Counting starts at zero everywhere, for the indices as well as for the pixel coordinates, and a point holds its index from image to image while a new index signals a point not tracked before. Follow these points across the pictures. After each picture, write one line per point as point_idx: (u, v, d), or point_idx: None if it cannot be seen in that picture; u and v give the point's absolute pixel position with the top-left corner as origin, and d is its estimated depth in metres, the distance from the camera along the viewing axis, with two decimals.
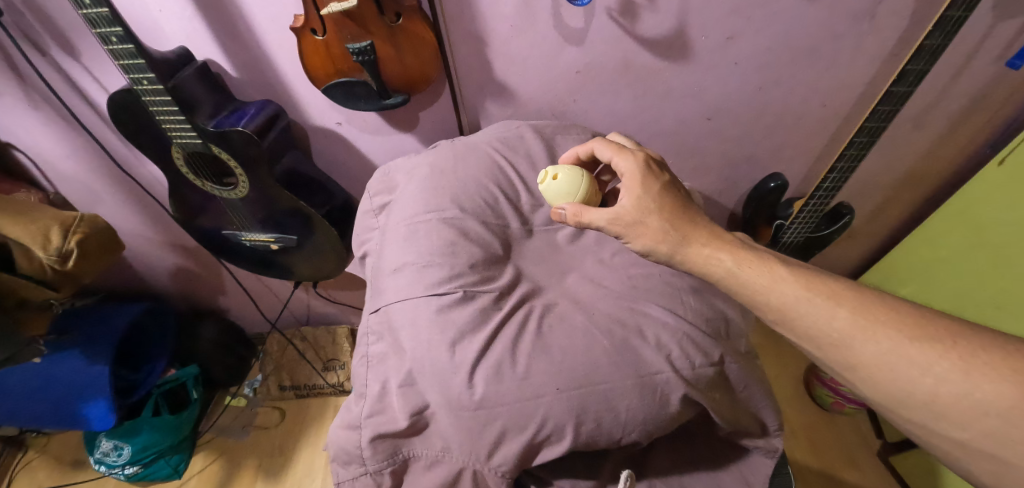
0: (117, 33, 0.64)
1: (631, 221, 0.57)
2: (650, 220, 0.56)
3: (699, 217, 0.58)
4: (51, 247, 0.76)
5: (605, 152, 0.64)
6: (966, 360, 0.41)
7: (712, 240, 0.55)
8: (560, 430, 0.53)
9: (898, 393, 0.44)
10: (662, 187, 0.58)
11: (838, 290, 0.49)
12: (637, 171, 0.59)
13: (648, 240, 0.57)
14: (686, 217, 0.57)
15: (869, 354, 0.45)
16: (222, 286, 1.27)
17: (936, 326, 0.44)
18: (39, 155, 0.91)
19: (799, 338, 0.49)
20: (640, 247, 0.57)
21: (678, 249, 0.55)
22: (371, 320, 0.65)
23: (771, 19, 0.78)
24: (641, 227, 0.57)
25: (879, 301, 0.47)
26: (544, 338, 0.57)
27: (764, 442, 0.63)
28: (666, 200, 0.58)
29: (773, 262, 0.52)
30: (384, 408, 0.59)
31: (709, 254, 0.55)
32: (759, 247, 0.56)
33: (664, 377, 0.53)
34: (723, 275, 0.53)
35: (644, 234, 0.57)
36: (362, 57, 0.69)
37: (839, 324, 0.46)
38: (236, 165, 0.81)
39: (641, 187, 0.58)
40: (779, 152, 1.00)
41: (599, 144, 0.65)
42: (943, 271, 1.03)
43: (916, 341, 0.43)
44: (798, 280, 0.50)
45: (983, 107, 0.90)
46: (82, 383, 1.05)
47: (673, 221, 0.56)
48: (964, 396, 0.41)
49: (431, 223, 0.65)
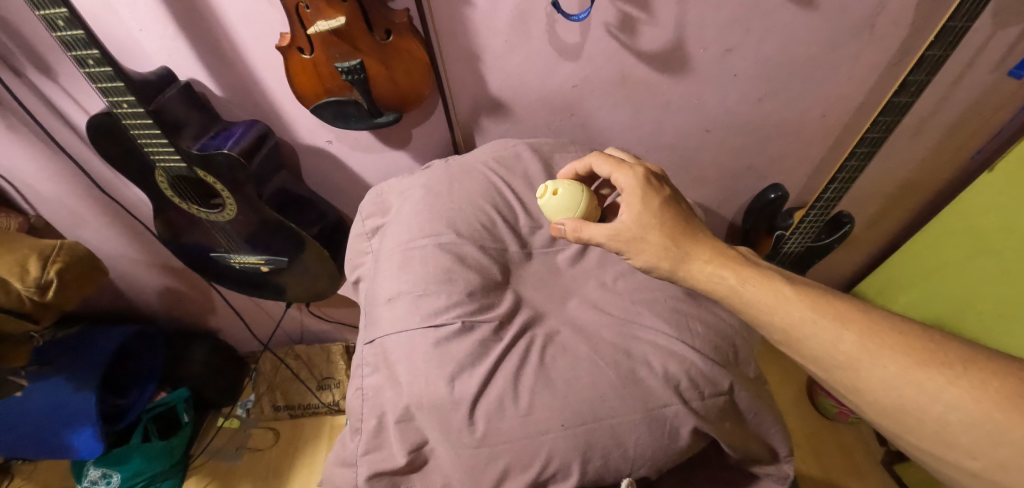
0: (94, 55, 0.61)
1: (631, 238, 0.55)
2: (651, 237, 0.54)
3: (702, 232, 0.55)
4: (29, 278, 0.73)
5: (604, 167, 0.61)
6: (977, 387, 0.39)
7: (715, 257, 0.53)
8: (566, 468, 0.51)
9: (906, 419, 0.41)
10: (663, 202, 0.56)
11: (845, 311, 0.46)
12: (637, 186, 0.57)
13: (650, 257, 0.54)
14: (688, 233, 0.55)
15: (876, 378, 0.43)
16: (212, 306, 1.24)
17: (946, 350, 0.42)
18: (17, 178, 0.87)
19: (807, 363, 0.47)
20: (642, 265, 0.55)
21: (680, 267, 0.53)
22: (365, 350, 0.62)
23: (771, 30, 0.76)
24: (641, 245, 0.55)
25: (888, 322, 0.45)
26: (546, 370, 0.54)
27: (775, 468, 0.61)
28: (668, 215, 0.55)
29: (778, 280, 0.50)
30: (381, 444, 0.57)
31: (712, 272, 0.52)
32: (763, 264, 0.54)
33: (673, 410, 0.52)
34: (727, 294, 0.51)
35: (645, 250, 0.54)
36: (351, 76, 0.66)
37: (846, 347, 0.44)
38: (223, 188, 0.79)
39: (641, 203, 0.55)
40: (779, 162, 0.99)
41: (596, 159, 0.61)
42: (944, 279, 1.02)
43: (925, 365, 0.41)
44: (803, 299, 0.48)
45: (984, 114, 0.89)
46: (65, 413, 1.00)
47: (674, 237, 0.54)
48: (975, 425, 0.38)
49: (426, 249, 0.62)
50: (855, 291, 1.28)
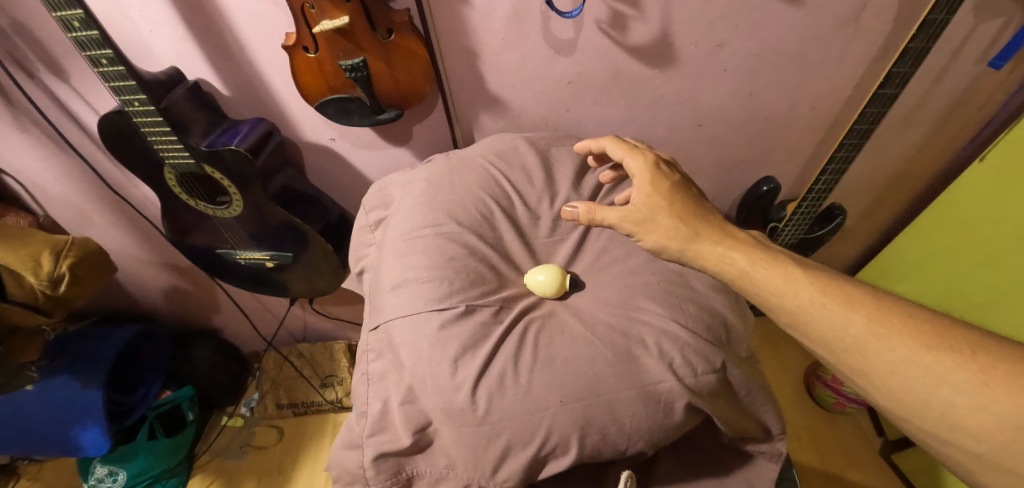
0: (108, 55, 0.64)
1: (641, 219, 0.56)
2: (661, 217, 0.55)
3: (712, 215, 0.55)
4: (42, 272, 0.75)
5: (617, 152, 0.64)
6: (987, 371, 0.38)
7: (724, 238, 0.52)
8: (565, 443, 0.53)
9: (911, 401, 0.40)
10: (673, 185, 0.58)
11: (856, 293, 0.44)
12: (647, 170, 0.59)
13: (659, 237, 0.55)
14: (698, 214, 0.55)
15: (882, 361, 0.41)
16: (216, 305, 1.26)
17: (956, 334, 0.40)
18: (29, 178, 0.90)
19: (813, 345, 0.46)
20: (651, 245, 0.56)
21: (688, 246, 0.53)
22: (371, 337, 0.65)
23: (759, 26, 0.79)
24: (651, 225, 0.56)
25: (897, 305, 0.43)
26: (545, 350, 0.56)
27: (769, 447, 0.63)
28: (678, 198, 0.56)
29: (787, 261, 0.48)
30: (386, 426, 0.60)
31: (721, 253, 0.52)
32: (774, 247, 0.52)
33: (667, 386, 0.54)
34: (736, 275, 0.49)
35: (654, 230, 0.55)
36: (356, 73, 0.68)
37: (855, 329, 0.43)
38: (230, 184, 0.81)
39: (650, 186, 0.57)
40: (770, 156, 1.02)
41: (610, 143, 0.65)
42: (936, 269, 1.05)
43: (934, 350, 0.40)
44: (814, 282, 0.46)
45: (968, 105, 0.91)
46: (75, 408, 1.02)
47: (683, 217, 0.55)
48: (981, 407, 0.37)
49: (428, 238, 0.65)
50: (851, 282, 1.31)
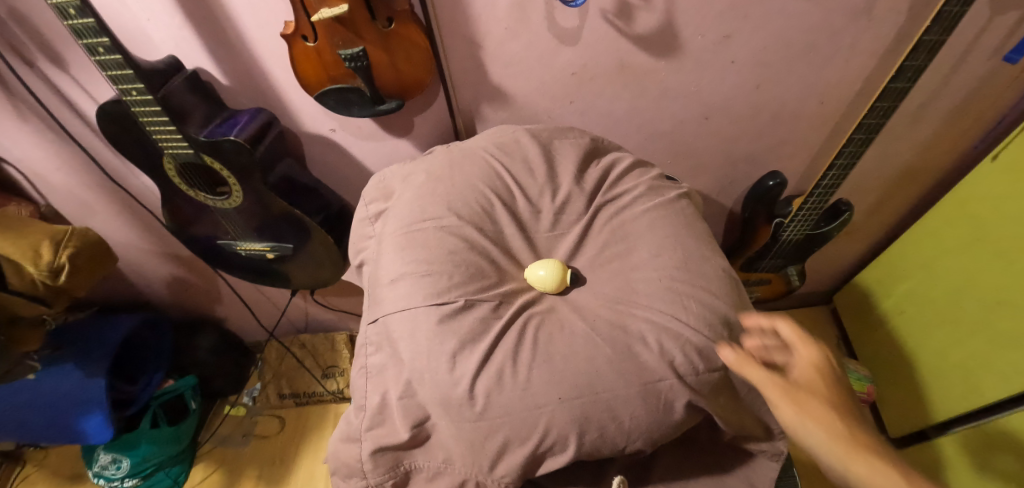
0: (104, 43, 0.62)
1: (799, 395, 0.48)
2: (822, 407, 0.47)
3: (880, 440, 0.47)
4: (42, 262, 0.75)
5: (785, 327, 0.55)
6: None
7: (891, 460, 0.44)
8: (563, 440, 0.52)
9: None
10: (843, 392, 0.50)
11: None
12: (821, 360, 0.51)
13: (814, 424, 0.47)
14: (862, 428, 0.47)
15: None
16: (218, 295, 1.26)
17: None
18: (29, 168, 0.89)
19: None
20: (795, 427, 0.47)
21: (846, 452, 0.45)
22: (369, 331, 0.64)
23: (769, 17, 0.77)
24: (806, 405, 0.48)
25: None
26: (545, 347, 0.56)
27: (770, 445, 0.62)
28: (846, 406, 0.48)
29: None
30: (384, 420, 0.59)
31: (886, 471, 0.43)
32: None
33: (668, 384, 0.53)
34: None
35: (809, 412, 0.47)
36: (355, 63, 0.67)
37: None
38: (229, 175, 0.80)
39: (818, 376, 0.50)
40: (776, 150, 1.00)
41: (783, 316, 0.56)
42: (944, 265, 1.04)
43: None
44: None
45: (982, 100, 0.89)
46: (77, 397, 1.03)
47: (847, 419, 0.47)
48: None
49: (427, 232, 0.64)
50: (856, 279, 1.32)
